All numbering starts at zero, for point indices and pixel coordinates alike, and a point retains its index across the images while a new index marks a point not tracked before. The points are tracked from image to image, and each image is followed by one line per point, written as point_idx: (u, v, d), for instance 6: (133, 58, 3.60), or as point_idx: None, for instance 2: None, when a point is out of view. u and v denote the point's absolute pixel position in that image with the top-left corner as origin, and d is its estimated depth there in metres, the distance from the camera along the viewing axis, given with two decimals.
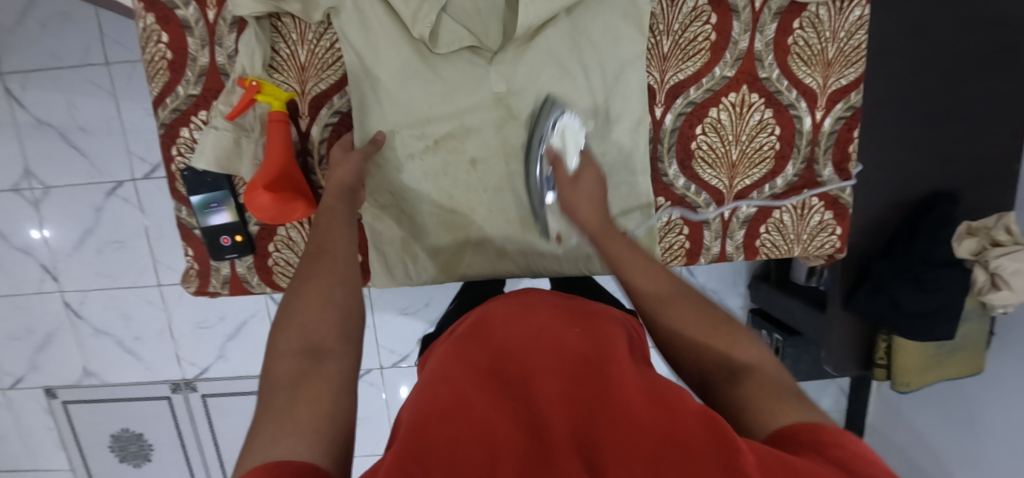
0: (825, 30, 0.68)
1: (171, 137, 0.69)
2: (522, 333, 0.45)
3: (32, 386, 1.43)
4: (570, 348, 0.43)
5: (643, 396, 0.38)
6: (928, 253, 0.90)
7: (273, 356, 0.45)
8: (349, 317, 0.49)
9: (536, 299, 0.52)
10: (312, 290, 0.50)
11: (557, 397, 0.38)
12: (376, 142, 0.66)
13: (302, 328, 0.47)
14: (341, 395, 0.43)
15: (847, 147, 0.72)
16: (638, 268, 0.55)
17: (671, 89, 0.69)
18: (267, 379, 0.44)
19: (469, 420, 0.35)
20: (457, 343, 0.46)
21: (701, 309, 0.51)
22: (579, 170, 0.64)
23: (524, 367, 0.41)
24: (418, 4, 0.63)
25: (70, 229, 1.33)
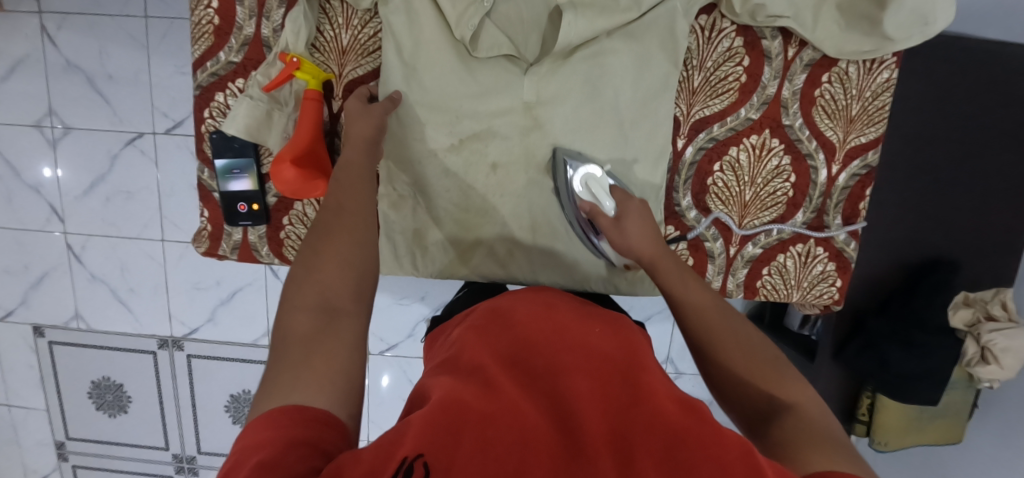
0: (852, 87, 0.70)
1: (205, 100, 0.70)
2: (545, 327, 0.48)
3: (21, 321, 1.44)
4: (591, 343, 0.47)
5: (661, 393, 0.41)
6: (920, 313, 0.93)
7: (288, 308, 0.46)
8: (363, 275, 0.50)
9: (551, 295, 0.56)
10: (329, 248, 0.50)
11: (579, 389, 0.41)
12: (393, 99, 0.66)
13: (320, 285, 0.47)
14: (351, 351, 0.44)
15: (858, 204, 0.73)
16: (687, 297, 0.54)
17: (695, 123, 0.70)
18: (282, 332, 0.45)
19: (501, 404, 0.39)
20: (481, 329, 0.50)
21: (752, 349, 0.50)
22: (621, 213, 0.63)
23: (548, 360, 0.44)
24: (464, 7, 0.65)
25: (83, 173, 1.34)
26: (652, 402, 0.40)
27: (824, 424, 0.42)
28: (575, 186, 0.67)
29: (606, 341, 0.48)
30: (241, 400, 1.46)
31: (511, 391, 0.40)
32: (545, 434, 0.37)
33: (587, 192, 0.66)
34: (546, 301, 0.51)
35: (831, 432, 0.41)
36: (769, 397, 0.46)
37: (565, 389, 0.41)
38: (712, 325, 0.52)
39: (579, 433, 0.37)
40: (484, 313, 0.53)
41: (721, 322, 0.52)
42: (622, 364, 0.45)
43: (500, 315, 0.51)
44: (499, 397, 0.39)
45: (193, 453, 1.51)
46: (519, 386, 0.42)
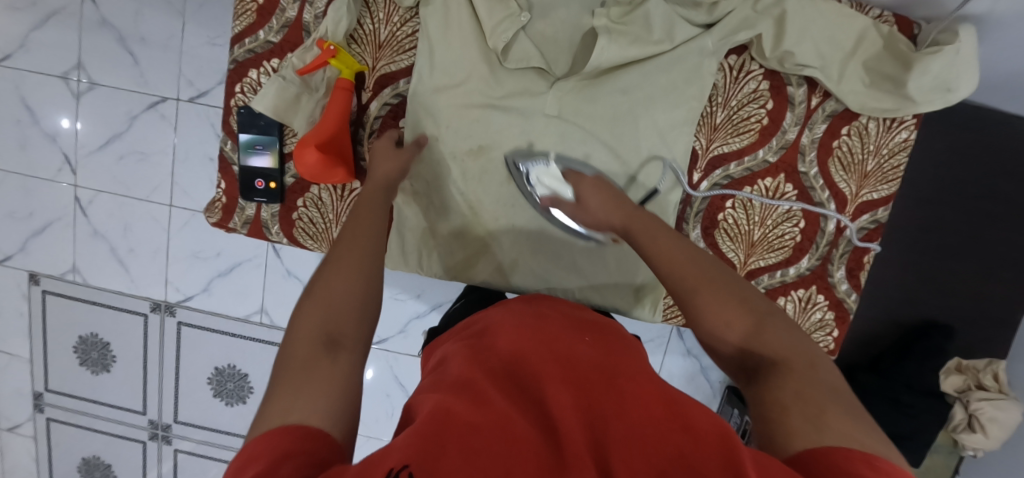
0: (869, 143, 0.71)
1: (238, 74, 0.71)
2: (537, 344, 0.50)
3: (19, 267, 1.44)
4: (581, 355, 0.49)
5: (654, 401, 0.43)
6: (911, 377, 0.93)
7: (296, 327, 0.47)
8: (369, 302, 0.51)
9: (544, 309, 0.58)
10: (338, 269, 0.52)
11: (566, 398, 0.43)
12: (419, 143, 0.69)
13: (327, 309, 0.49)
14: (348, 372, 0.45)
15: (862, 256, 0.74)
16: (669, 260, 0.52)
17: (713, 158, 0.71)
18: (287, 350, 0.46)
19: (491, 413, 0.40)
20: (475, 347, 0.51)
21: (737, 303, 0.48)
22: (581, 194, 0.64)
23: (540, 372, 0.46)
24: (500, 18, 0.66)
25: (102, 129, 1.36)
26: (643, 412, 0.42)
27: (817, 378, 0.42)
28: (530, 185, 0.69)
29: (595, 351, 0.50)
30: (225, 374, 1.45)
31: (501, 401, 0.42)
32: (530, 443, 0.39)
33: (544, 187, 0.69)
34: (534, 316, 0.54)
35: (820, 383, 0.42)
36: (751, 351, 0.46)
37: (551, 396, 0.43)
38: (695, 283, 0.50)
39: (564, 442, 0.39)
40: (476, 332, 0.55)
41: (705, 277, 0.50)
42: (607, 372, 0.47)
43: (492, 334, 0.53)
44: (487, 407, 0.41)
45: (170, 421, 1.50)
46: (509, 397, 0.44)
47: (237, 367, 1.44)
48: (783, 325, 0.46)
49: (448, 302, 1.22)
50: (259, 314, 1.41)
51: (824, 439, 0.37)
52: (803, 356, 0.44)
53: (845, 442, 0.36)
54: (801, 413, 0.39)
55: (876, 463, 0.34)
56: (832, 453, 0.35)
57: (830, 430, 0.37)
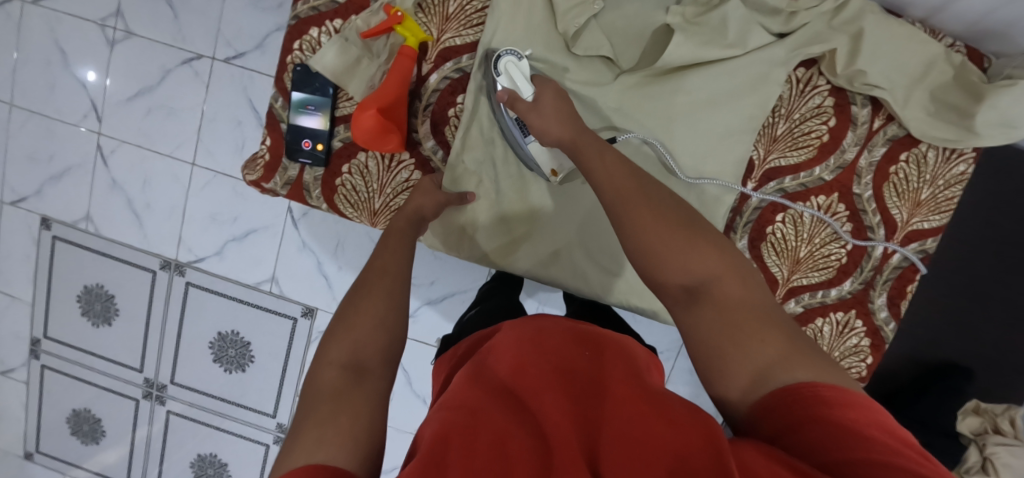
0: (926, 172, 0.70)
1: (298, 32, 0.70)
2: (533, 356, 0.49)
3: (31, 210, 1.42)
4: (580, 365, 0.48)
5: (648, 403, 0.42)
6: (927, 415, 0.93)
7: (320, 364, 0.47)
8: (393, 337, 0.51)
9: (547, 323, 0.54)
10: (367, 302, 0.52)
11: (560, 413, 0.42)
12: (461, 198, 0.69)
13: (353, 343, 0.48)
14: (370, 411, 0.44)
15: (907, 286, 0.73)
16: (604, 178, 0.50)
17: (768, 170, 0.70)
18: (311, 387, 0.45)
19: (486, 436, 0.40)
20: (478, 364, 0.50)
21: (668, 219, 0.47)
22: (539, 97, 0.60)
23: (535, 386, 0.45)
24: (573, 4, 0.65)
25: (133, 80, 1.34)
26: (638, 414, 0.41)
27: (748, 305, 0.44)
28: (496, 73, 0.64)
29: (596, 360, 0.49)
30: (227, 340, 1.43)
31: (495, 423, 0.42)
32: (525, 460, 0.39)
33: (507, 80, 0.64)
34: (533, 329, 0.53)
35: (752, 304, 0.44)
36: (691, 274, 0.45)
37: (545, 415, 0.42)
38: (630, 195, 0.48)
39: (560, 456, 0.39)
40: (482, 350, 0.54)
41: (641, 199, 0.48)
42: (605, 379, 0.46)
43: (492, 350, 0.52)
44: (483, 428, 0.41)
45: (166, 382, 1.48)
46: (506, 413, 0.43)
47: (240, 335, 1.42)
48: (712, 241, 0.46)
49: (461, 292, 1.21)
50: (269, 283, 1.39)
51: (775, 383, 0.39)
52: (733, 276, 0.45)
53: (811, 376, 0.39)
54: (749, 352, 0.41)
55: (829, 397, 0.37)
56: (794, 406, 0.37)
57: (793, 373, 0.39)
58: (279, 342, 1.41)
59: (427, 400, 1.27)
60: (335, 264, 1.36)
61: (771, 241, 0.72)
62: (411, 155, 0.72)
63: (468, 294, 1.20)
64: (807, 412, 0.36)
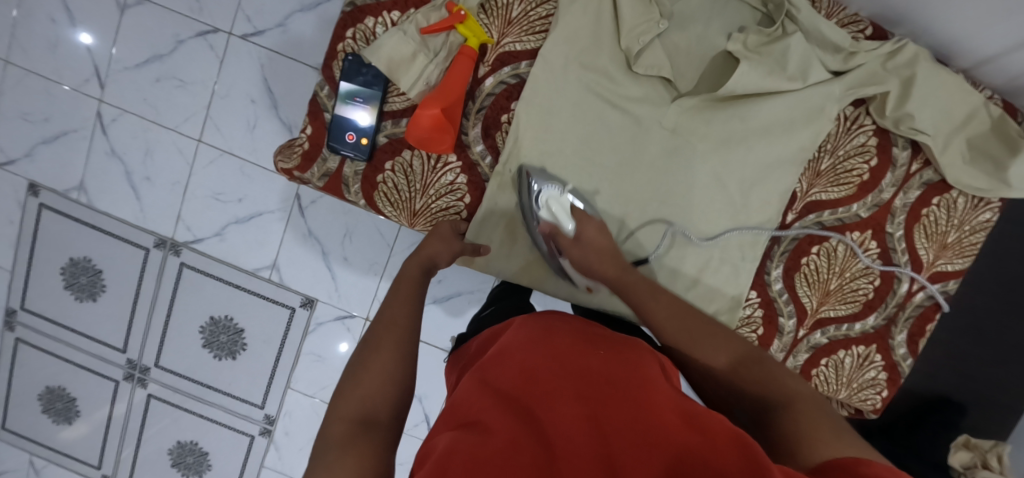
0: (955, 217, 0.72)
1: (353, 20, 0.68)
2: (545, 359, 0.49)
3: (19, 174, 1.34)
4: (594, 367, 0.48)
5: (661, 409, 0.42)
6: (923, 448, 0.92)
7: (331, 419, 0.48)
8: (402, 392, 0.52)
9: (552, 322, 0.56)
10: (376, 355, 0.54)
11: (574, 415, 0.42)
12: (475, 251, 0.69)
13: (363, 397, 0.50)
14: (378, 451, 0.45)
15: (925, 325, 0.76)
16: (665, 319, 0.59)
17: (809, 203, 0.72)
18: (322, 439, 0.46)
19: (498, 439, 0.40)
20: (491, 367, 0.50)
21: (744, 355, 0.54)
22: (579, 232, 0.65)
23: (549, 389, 0.45)
24: (639, 21, 0.65)
25: (142, 47, 1.28)
26: (654, 420, 0.41)
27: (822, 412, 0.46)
28: (536, 205, 0.67)
29: (608, 363, 0.49)
30: (219, 326, 1.38)
31: (509, 427, 0.41)
32: (533, 460, 0.38)
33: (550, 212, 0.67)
34: (544, 330, 0.53)
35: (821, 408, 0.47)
36: (752, 397, 0.51)
37: (558, 417, 0.42)
38: (687, 338, 0.58)
39: (573, 463, 0.38)
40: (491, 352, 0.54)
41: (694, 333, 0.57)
42: (617, 381, 0.46)
43: (503, 354, 0.52)
44: (495, 432, 0.41)
45: (150, 364, 1.42)
46: (518, 417, 0.43)
47: (234, 321, 1.38)
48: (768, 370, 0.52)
49: (469, 294, 1.20)
50: (269, 269, 1.35)
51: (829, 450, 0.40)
52: (812, 398, 0.48)
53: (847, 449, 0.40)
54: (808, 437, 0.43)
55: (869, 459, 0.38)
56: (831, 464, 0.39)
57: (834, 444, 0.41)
58: (274, 331, 1.37)
59: (423, 400, 1.26)
60: (340, 256, 1.33)
61: (806, 273, 0.73)
62: (457, 158, 0.70)
63: (476, 295, 1.19)
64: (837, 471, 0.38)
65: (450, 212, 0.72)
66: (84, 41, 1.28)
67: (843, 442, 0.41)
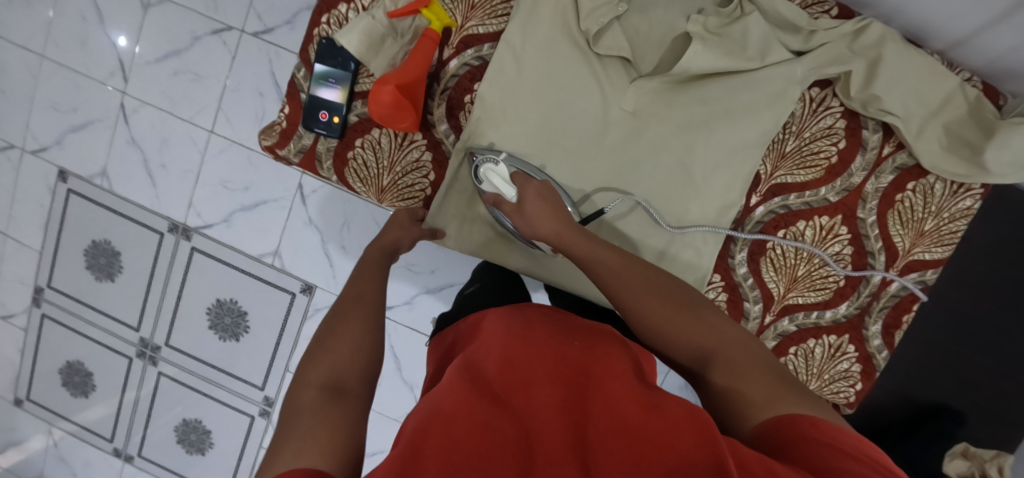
0: (931, 203, 0.70)
1: (328, 6, 0.72)
2: (524, 351, 0.48)
3: (49, 161, 1.44)
4: (571, 357, 0.47)
5: (633, 403, 0.42)
6: (913, 456, 0.82)
7: (300, 385, 0.49)
8: (369, 355, 0.54)
9: (530, 313, 0.56)
10: (343, 325, 0.56)
11: (546, 404, 0.42)
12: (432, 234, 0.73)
13: (332, 366, 0.51)
14: (347, 413, 0.46)
15: (901, 316, 0.73)
16: (605, 266, 0.54)
17: (774, 186, 0.71)
18: (292, 405, 0.47)
19: (471, 421, 0.40)
20: (468, 356, 0.49)
21: (680, 297, 0.52)
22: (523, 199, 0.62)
23: (524, 377, 0.45)
24: (599, 3, 0.66)
25: (162, 43, 1.37)
26: (626, 411, 0.41)
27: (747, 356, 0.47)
28: (477, 177, 0.67)
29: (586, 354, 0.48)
30: (224, 308, 1.45)
31: (483, 412, 0.41)
32: (506, 449, 0.38)
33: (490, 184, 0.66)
34: (521, 318, 0.53)
35: (755, 361, 0.46)
36: (696, 343, 0.48)
37: (532, 407, 0.42)
38: (638, 288, 0.51)
39: (546, 452, 0.38)
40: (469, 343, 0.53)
41: (646, 285, 0.52)
42: (595, 374, 0.46)
43: (482, 341, 0.51)
44: (464, 414, 0.40)
45: (160, 343, 1.49)
46: (492, 403, 0.43)
47: (238, 303, 1.44)
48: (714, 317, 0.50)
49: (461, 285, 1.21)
50: (272, 256, 1.41)
51: (780, 408, 0.40)
52: (744, 347, 0.47)
53: (795, 408, 0.40)
54: (747, 390, 0.43)
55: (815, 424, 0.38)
56: (788, 427, 0.38)
57: (781, 406, 0.41)
58: (275, 315, 1.42)
59: (413, 388, 1.27)
60: (338, 244, 1.37)
61: (773, 256, 0.72)
62: (423, 136, 0.72)
63: None
64: (800, 435, 0.37)
65: (416, 189, 0.74)
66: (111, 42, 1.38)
67: (790, 395, 0.42)
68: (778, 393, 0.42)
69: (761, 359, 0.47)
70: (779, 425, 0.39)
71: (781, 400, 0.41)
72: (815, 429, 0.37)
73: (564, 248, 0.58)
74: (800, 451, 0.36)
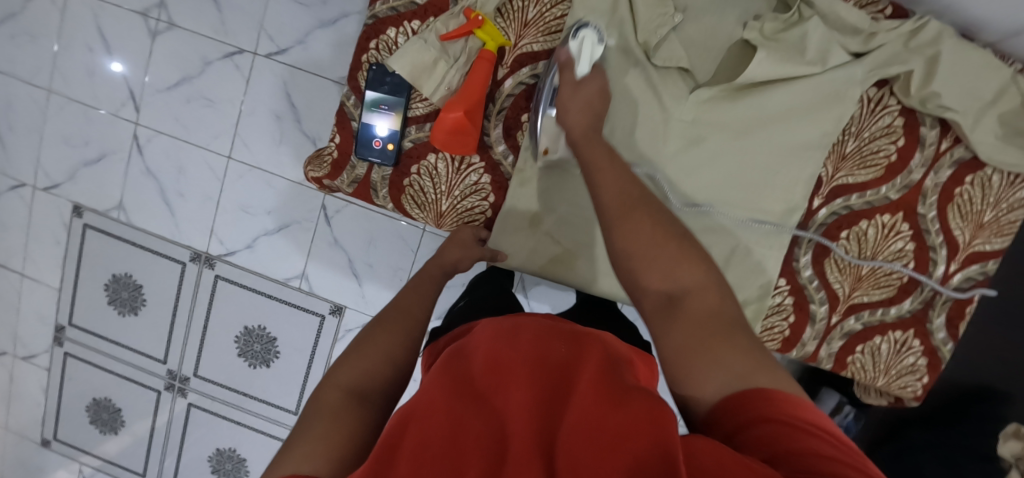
0: (990, 195, 0.70)
1: (375, 31, 0.71)
2: (505, 350, 0.46)
3: (63, 196, 1.41)
4: (551, 353, 0.46)
5: (603, 392, 0.41)
6: (965, 438, 0.86)
7: (327, 385, 0.49)
8: (397, 373, 0.54)
9: (521, 317, 0.55)
10: (383, 334, 0.56)
11: (516, 397, 0.41)
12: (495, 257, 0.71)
13: (363, 372, 0.51)
14: (368, 425, 0.46)
15: (965, 307, 0.73)
16: (611, 185, 0.55)
17: (836, 187, 0.71)
18: (313, 405, 0.47)
19: (440, 425, 0.39)
20: (451, 360, 0.48)
21: (662, 231, 0.51)
22: (586, 80, 0.63)
23: (499, 373, 0.44)
24: (653, 14, 0.66)
25: (172, 70, 1.34)
26: (594, 401, 0.40)
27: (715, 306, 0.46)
28: (572, 34, 0.65)
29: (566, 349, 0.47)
30: (253, 335, 1.42)
31: (451, 409, 0.40)
32: (474, 444, 0.38)
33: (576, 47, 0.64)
34: (508, 322, 0.52)
35: (723, 314, 0.46)
36: (670, 283, 0.48)
37: (504, 402, 0.42)
38: (632, 210, 0.52)
39: (510, 447, 0.38)
40: (459, 347, 0.52)
41: (643, 211, 0.52)
42: (572, 367, 0.44)
43: (467, 344, 0.51)
44: (436, 413, 0.40)
45: (189, 374, 1.47)
46: (465, 400, 0.42)
47: (266, 329, 1.42)
48: (699, 256, 0.49)
49: None
50: (299, 279, 1.39)
51: (732, 386, 0.40)
52: (714, 290, 0.47)
53: (748, 382, 0.40)
54: (701, 350, 0.43)
55: (767, 398, 0.38)
56: (742, 409, 0.38)
57: (733, 379, 0.41)
58: (305, 338, 1.40)
59: None
60: (365, 263, 1.36)
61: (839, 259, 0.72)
62: (480, 158, 0.71)
63: None
64: (749, 417, 0.37)
65: (476, 212, 0.73)
66: (121, 71, 1.35)
67: (748, 368, 0.41)
68: (732, 357, 0.42)
69: (727, 310, 0.46)
70: (738, 405, 0.39)
71: (732, 371, 0.41)
72: (773, 407, 0.37)
73: (587, 150, 0.59)
74: (745, 436, 0.37)
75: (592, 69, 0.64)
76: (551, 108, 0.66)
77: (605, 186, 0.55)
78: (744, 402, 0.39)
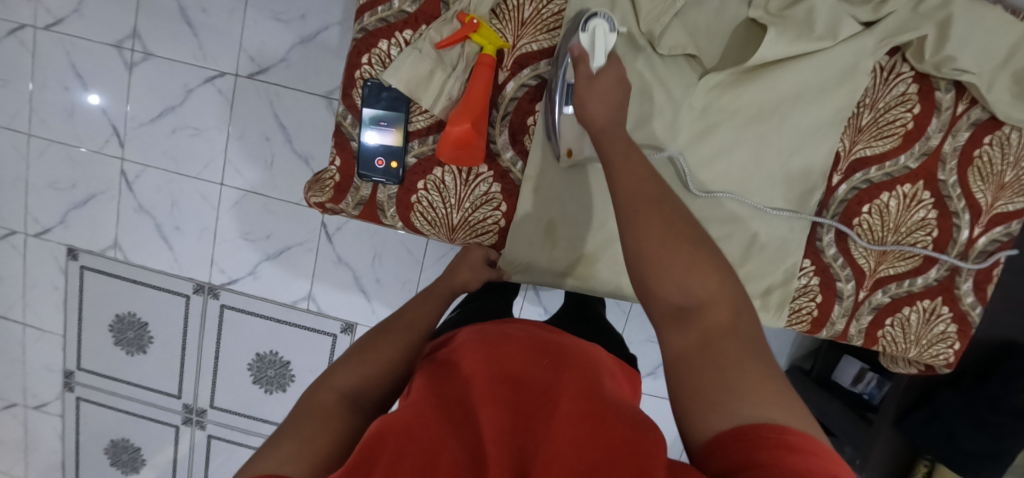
0: (1010, 153, 0.68)
1: (367, 45, 0.68)
2: (491, 370, 0.43)
3: (56, 240, 1.38)
4: (539, 375, 0.43)
5: (590, 426, 0.38)
6: (996, 397, 0.78)
7: (321, 386, 0.48)
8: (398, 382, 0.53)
9: (511, 328, 0.51)
10: (385, 343, 0.55)
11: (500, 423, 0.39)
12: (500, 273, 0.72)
13: (361, 377, 0.50)
14: (356, 434, 0.45)
15: (992, 270, 0.70)
16: (621, 181, 0.50)
17: (854, 161, 0.69)
18: (305, 403, 0.46)
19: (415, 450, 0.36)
20: (427, 376, 0.45)
21: (687, 241, 0.45)
22: (603, 70, 0.58)
23: (484, 394, 0.41)
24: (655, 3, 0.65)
25: (154, 101, 1.30)
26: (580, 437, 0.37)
27: (738, 339, 0.41)
28: (582, 27, 0.61)
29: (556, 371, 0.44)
30: (265, 361, 1.40)
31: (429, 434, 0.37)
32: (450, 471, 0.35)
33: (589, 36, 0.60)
34: (497, 333, 0.49)
35: (743, 336, 0.42)
36: (682, 294, 0.44)
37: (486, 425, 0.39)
38: (643, 203, 0.48)
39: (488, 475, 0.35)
40: (434, 360, 0.48)
41: (655, 213, 0.47)
42: (561, 392, 0.42)
43: (452, 356, 0.48)
44: (415, 438, 0.37)
45: (205, 406, 1.44)
46: (445, 423, 0.39)
47: (278, 354, 1.39)
48: (718, 267, 0.44)
49: None
50: (306, 300, 1.36)
51: (744, 415, 0.35)
52: (733, 306, 0.43)
53: (763, 416, 0.35)
54: (716, 369, 0.39)
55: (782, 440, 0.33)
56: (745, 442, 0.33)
57: (750, 407, 0.36)
58: (318, 359, 1.38)
59: None
60: (372, 277, 1.34)
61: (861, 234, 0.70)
62: (488, 168, 0.69)
63: None
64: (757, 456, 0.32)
65: (489, 223, 0.71)
66: (101, 107, 1.31)
67: (764, 398, 0.36)
68: (750, 381, 0.38)
69: (745, 332, 0.42)
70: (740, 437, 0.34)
71: (753, 400, 0.36)
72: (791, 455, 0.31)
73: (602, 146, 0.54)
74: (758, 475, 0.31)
75: (609, 58, 0.59)
76: (568, 105, 0.64)
77: (620, 180, 0.50)
78: (743, 438, 0.34)
